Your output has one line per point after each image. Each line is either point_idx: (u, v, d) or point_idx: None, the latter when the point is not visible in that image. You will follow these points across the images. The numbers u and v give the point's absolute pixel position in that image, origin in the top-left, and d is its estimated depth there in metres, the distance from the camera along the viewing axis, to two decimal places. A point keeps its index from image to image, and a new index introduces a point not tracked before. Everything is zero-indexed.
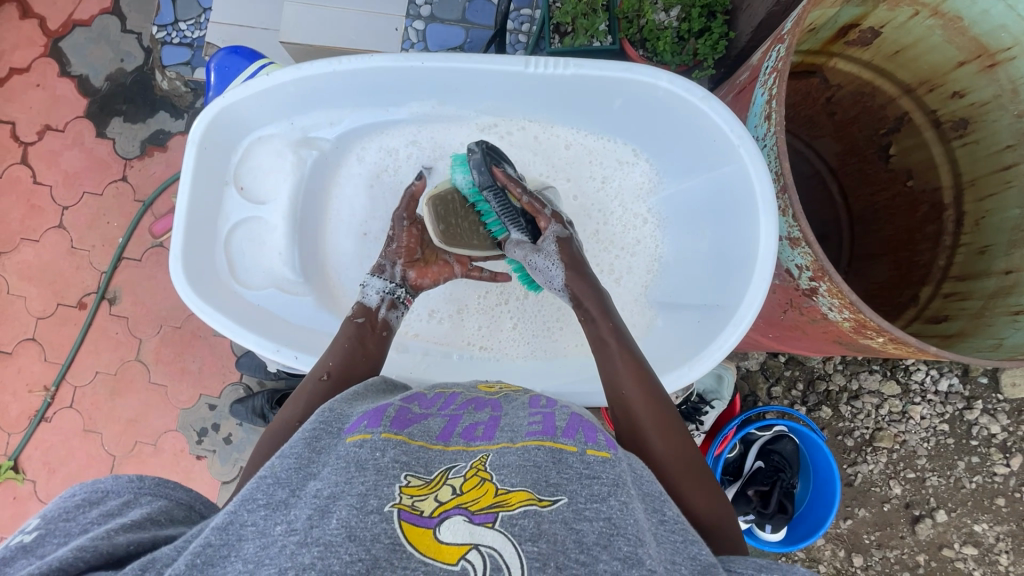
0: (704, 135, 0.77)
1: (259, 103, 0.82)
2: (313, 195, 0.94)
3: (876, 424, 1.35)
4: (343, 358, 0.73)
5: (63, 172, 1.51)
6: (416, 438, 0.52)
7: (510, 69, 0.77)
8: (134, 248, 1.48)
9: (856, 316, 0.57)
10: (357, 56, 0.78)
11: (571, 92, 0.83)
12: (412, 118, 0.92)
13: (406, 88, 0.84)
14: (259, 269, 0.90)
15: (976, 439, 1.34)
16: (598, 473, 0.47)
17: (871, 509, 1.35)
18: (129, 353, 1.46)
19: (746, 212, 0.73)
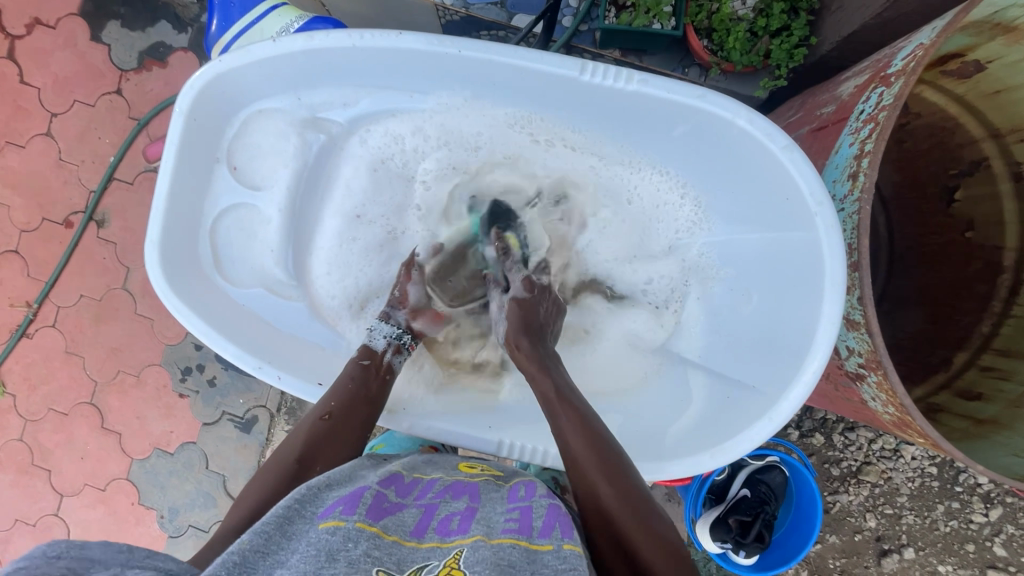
0: (773, 189, 0.72)
1: (263, 74, 0.78)
2: (314, 184, 0.89)
3: (865, 458, 1.34)
4: (345, 401, 0.74)
5: (53, 75, 1.39)
6: (390, 531, 0.52)
7: (562, 73, 0.73)
8: (126, 170, 1.38)
9: (901, 414, 0.58)
10: (382, 33, 0.74)
11: (625, 109, 0.78)
12: (438, 109, 0.86)
13: (437, 75, 0.80)
14: (250, 266, 0.87)
15: (960, 485, 1.33)
16: (574, 564, 0.47)
17: (842, 536, 1.36)
18: (116, 280, 1.40)
19: (809, 287, 0.69)
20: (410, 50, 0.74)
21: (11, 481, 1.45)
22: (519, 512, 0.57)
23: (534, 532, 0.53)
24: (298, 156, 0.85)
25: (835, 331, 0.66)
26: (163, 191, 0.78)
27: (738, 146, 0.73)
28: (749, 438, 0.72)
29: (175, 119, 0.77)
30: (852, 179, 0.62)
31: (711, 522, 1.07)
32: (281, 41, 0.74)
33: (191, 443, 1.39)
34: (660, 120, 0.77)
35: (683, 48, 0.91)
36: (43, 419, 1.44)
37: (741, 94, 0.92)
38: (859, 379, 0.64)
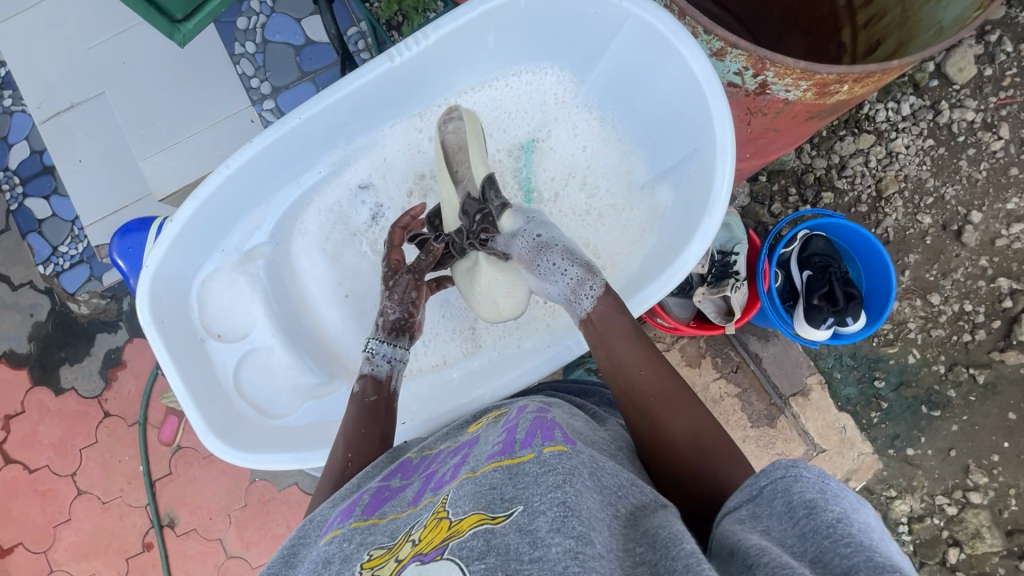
0: (588, 16, 0.88)
1: (189, 248, 0.90)
2: (283, 296, 1.01)
3: (875, 178, 1.37)
4: (359, 448, 0.82)
5: (50, 445, 1.45)
6: (387, 514, 0.66)
7: (380, 69, 0.87)
8: (159, 465, 1.43)
9: (813, 79, 0.71)
10: (244, 147, 0.87)
11: (452, 55, 0.92)
12: (332, 170, 1.01)
13: (310, 147, 0.94)
14: (283, 394, 0.98)
15: (960, 136, 1.37)
16: (553, 465, 0.56)
17: (919, 249, 1.36)
18: (219, 556, 1.42)
19: (664, 50, 0.84)
20: (275, 142, 0.88)
21: None
22: (504, 434, 0.69)
23: (518, 446, 0.64)
24: (255, 286, 0.98)
25: (705, 61, 0.80)
26: (181, 389, 0.87)
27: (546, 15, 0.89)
28: (720, 180, 0.82)
29: (149, 332, 0.87)
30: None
31: (807, 316, 1.06)
32: (177, 216, 0.87)
33: None
34: (473, 43, 0.92)
35: None
36: None
37: None
38: (765, 86, 0.76)
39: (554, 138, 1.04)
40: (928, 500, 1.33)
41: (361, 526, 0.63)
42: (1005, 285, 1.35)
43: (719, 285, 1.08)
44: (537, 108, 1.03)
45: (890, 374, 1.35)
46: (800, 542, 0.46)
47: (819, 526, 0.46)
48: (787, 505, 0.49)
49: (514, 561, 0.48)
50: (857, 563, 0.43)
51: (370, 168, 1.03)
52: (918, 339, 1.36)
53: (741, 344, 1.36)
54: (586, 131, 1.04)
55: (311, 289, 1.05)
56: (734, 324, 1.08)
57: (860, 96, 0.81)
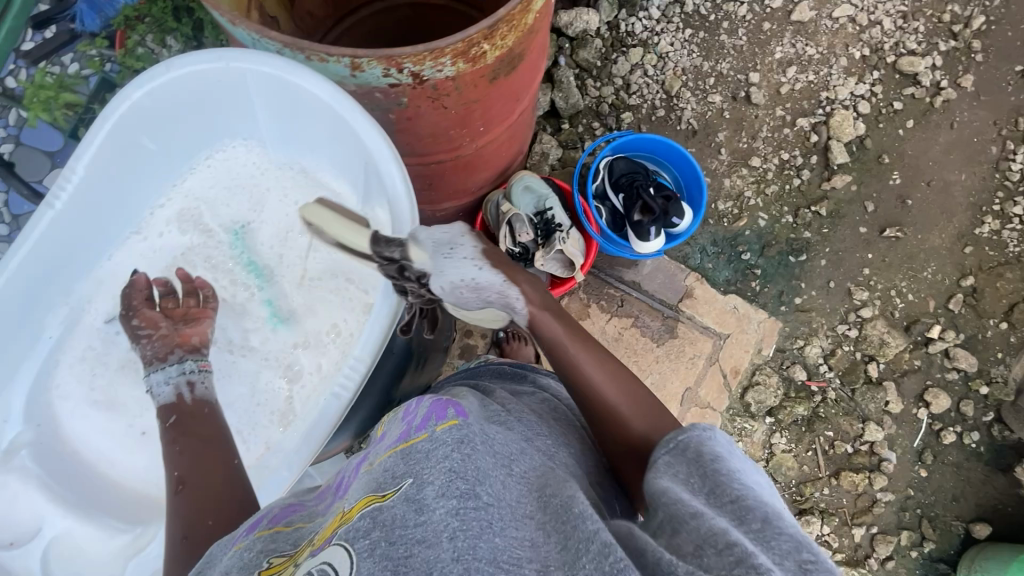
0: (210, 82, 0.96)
1: None
2: (65, 475, 1.02)
3: (658, 82, 1.45)
4: (187, 463, 0.81)
5: None
6: (293, 522, 0.64)
7: (46, 218, 0.94)
8: None
9: (447, 53, 0.59)
10: None
11: (112, 172, 1.00)
12: (67, 325, 1.06)
13: (32, 312, 1.00)
14: (114, 556, 0.96)
15: (710, 16, 1.48)
16: (448, 439, 0.60)
17: (723, 126, 1.46)
18: None
19: (273, 92, 0.92)
20: None
21: None
22: (401, 426, 0.69)
23: (414, 431, 0.65)
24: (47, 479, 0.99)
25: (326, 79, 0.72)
26: None
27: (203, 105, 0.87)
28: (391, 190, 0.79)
29: None
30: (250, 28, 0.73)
31: (639, 232, 1.11)
32: None
33: None
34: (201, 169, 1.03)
35: None
36: None
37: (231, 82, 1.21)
38: (419, 76, 0.61)
39: (264, 214, 1.13)
40: (833, 334, 1.42)
41: (262, 535, 0.61)
42: (805, 124, 1.46)
43: (549, 245, 1.10)
44: (233, 190, 1.13)
45: (751, 243, 1.44)
46: (702, 479, 0.57)
47: (720, 468, 0.56)
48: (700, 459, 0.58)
49: (399, 526, 0.52)
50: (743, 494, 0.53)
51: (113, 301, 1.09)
52: (760, 202, 1.45)
53: (616, 279, 1.41)
54: (287, 186, 1.12)
55: (91, 453, 1.05)
56: (580, 271, 1.13)
57: (537, 26, 0.69)
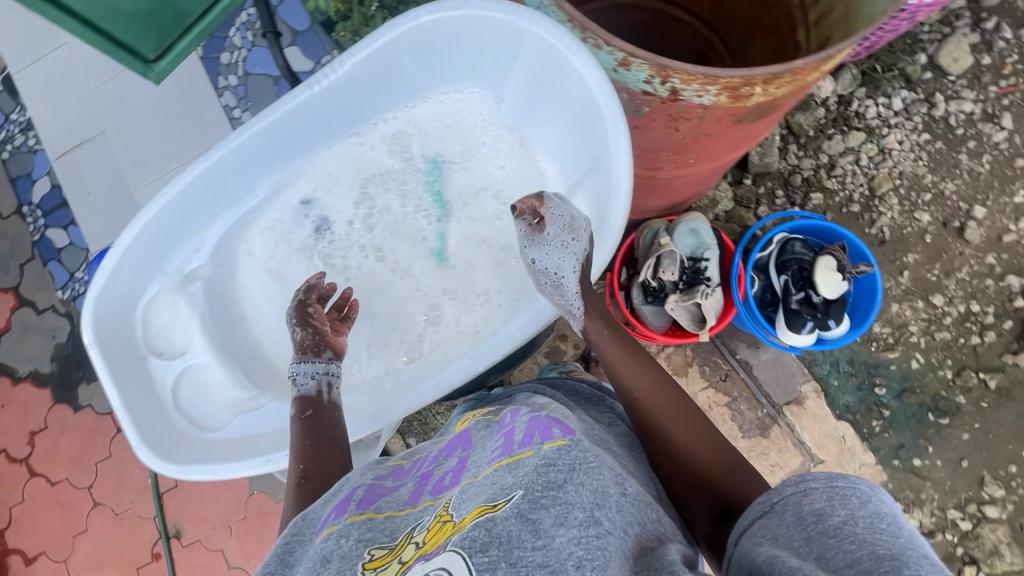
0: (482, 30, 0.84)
1: (122, 276, 0.86)
2: (221, 318, 0.95)
3: (867, 176, 1.32)
4: (312, 455, 0.76)
5: (69, 459, 1.54)
6: (383, 509, 0.65)
7: (297, 99, 0.85)
8: (165, 479, 1.49)
9: (719, 83, 0.56)
10: (173, 178, 0.85)
11: (354, 90, 0.90)
12: (271, 192, 0.98)
13: (248, 169, 0.92)
14: (217, 409, 0.91)
15: (958, 129, 1.31)
16: (553, 461, 0.60)
17: (918, 248, 1.30)
18: (221, 567, 1.46)
19: (555, 63, 0.78)
20: (195, 175, 0.86)
21: None
22: (500, 438, 0.69)
23: (517, 446, 0.66)
24: (194, 308, 0.92)
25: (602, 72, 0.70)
26: (119, 405, 0.82)
27: (439, 33, 0.85)
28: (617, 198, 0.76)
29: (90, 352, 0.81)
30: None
31: (788, 322, 1.02)
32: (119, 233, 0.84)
33: None
34: (391, 68, 0.89)
35: None
36: None
37: None
38: (676, 93, 0.60)
39: (466, 160, 1.03)
40: (939, 515, 1.25)
41: (357, 521, 0.62)
42: (1015, 283, 1.27)
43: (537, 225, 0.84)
44: (458, 110, 1.00)
45: (892, 381, 1.29)
46: (808, 543, 0.50)
47: (831, 530, 0.50)
48: (797, 514, 0.52)
49: (517, 547, 0.51)
50: (862, 557, 0.46)
51: (319, 183, 1.00)
52: (922, 342, 1.29)
53: (729, 352, 1.33)
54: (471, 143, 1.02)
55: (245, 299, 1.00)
56: (709, 332, 1.06)
57: (809, 84, 0.64)
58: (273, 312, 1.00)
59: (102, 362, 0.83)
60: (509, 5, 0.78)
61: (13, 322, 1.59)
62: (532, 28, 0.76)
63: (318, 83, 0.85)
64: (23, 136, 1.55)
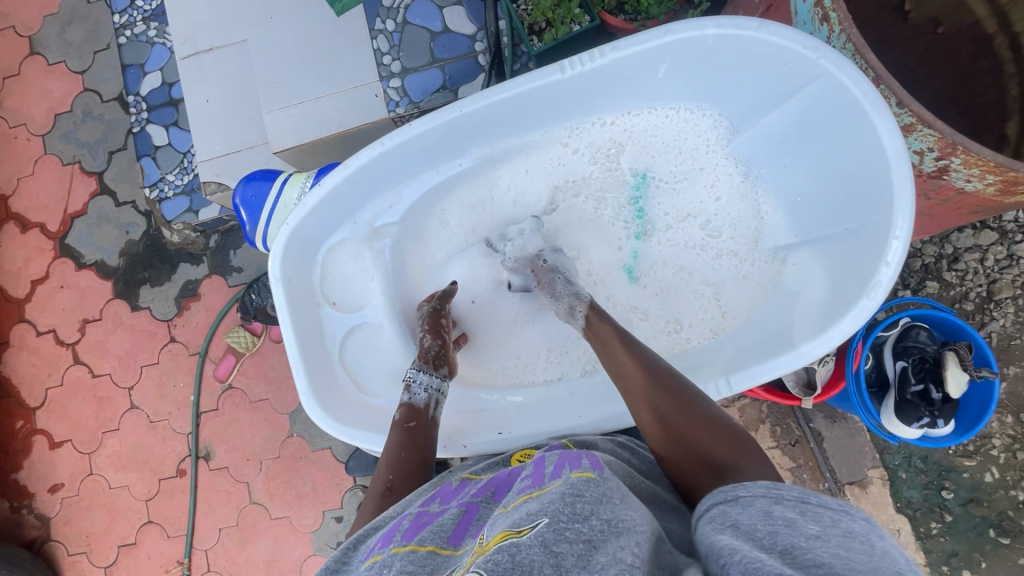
0: (764, 60, 0.84)
1: (320, 219, 0.90)
2: (399, 282, 0.98)
3: (988, 278, 1.28)
4: (402, 471, 0.78)
5: (116, 356, 1.53)
6: (428, 543, 0.61)
7: (549, 79, 0.85)
8: (208, 399, 1.48)
9: (1003, 175, 0.68)
10: (397, 131, 0.86)
11: (605, 80, 0.89)
12: (477, 162, 0.98)
13: (461, 140, 0.92)
14: (381, 374, 0.94)
15: None
16: (582, 491, 0.56)
17: (1021, 363, 1.27)
18: (243, 499, 1.46)
19: (848, 115, 0.79)
20: (429, 131, 0.87)
21: None
22: (533, 468, 0.68)
23: (546, 478, 0.63)
24: (378, 264, 0.96)
25: (898, 134, 0.74)
26: (294, 345, 0.87)
27: (715, 50, 0.85)
28: (890, 263, 0.76)
29: (275, 287, 0.88)
30: (825, 20, 0.77)
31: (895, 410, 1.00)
32: (326, 181, 0.87)
33: None
34: (645, 71, 0.89)
35: (605, 30, 1.08)
36: None
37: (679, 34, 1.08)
38: (944, 171, 0.74)
39: (681, 184, 1.01)
40: None
41: (399, 550, 0.59)
42: None
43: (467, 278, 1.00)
44: (688, 134, 0.99)
45: (961, 488, 1.26)
46: (771, 538, 0.50)
47: (796, 534, 0.50)
48: (763, 512, 0.53)
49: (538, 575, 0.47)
50: (829, 561, 0.46)
51: (524, 171, 1.01)
52: (1001, 458, 1.26)
53: (803, 418, 1.30)
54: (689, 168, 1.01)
55: (424, 270, 1.02)
56: (812, 399, 1.03)
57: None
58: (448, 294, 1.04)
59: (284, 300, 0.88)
60: (815, 43, 0.77)
61: (90, 207, 1.56)
62: (836, 75, 0.77)
63: (575, 67, 0.85)
64: (144, 24, 1.51)
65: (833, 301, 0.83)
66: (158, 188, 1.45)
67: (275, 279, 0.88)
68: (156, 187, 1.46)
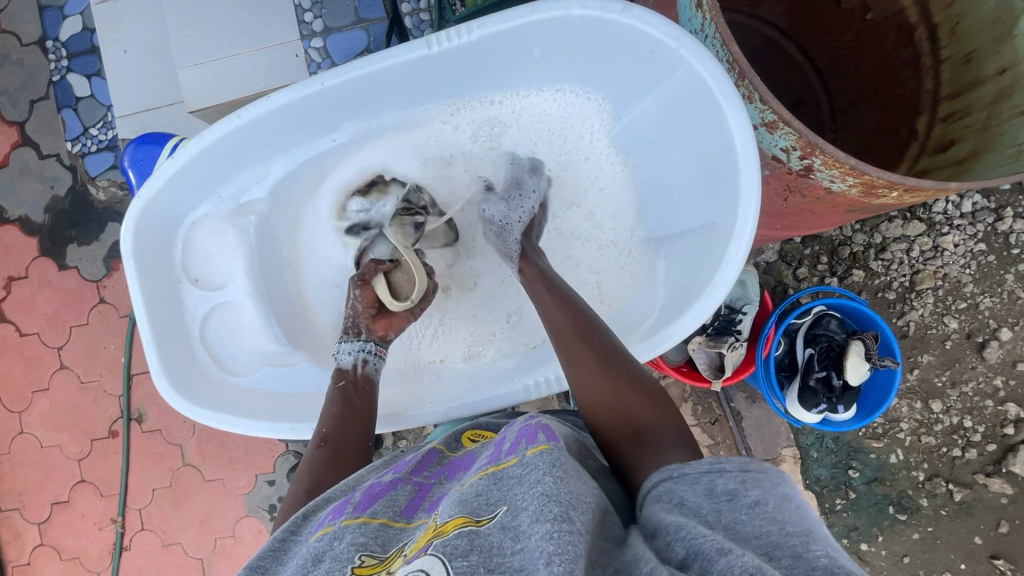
0: (637, 45, 0.81)
1: (173, 193, 0.86)
2: (268, 261, 0.98)
3: (913, 268, 1.31)
4: (337, 423, 0.79)
5: (44, 315, 1.50)
6: (381, 516, 0.57)
7: (414, 54, 0.81)
8: (139, 362, 1.47)
9: (861, 178, 0.62)
10: (252, 104, 0.82)
11: (478, 58, 0.86)
12: (351, 140, 0.96)
13: (328, 116, 0.89)
14: (244, 354, 0.96)
15: (1017, 248, 1.28)
16: (534, 465, 0.53)
17: (934, 351, 1.32)
18: (176, 460, 1.47)
19: (708, 109, 0.78)
20: (281, 105, 0.82)
21: None
22: (493, 446, 0.64)
23: (505, 453, 0.59)
24: (243, 242, 0.94)
25: (751, 134, 0.72)
26: (144, 320, 0.85)
27: (585, 31, 0.82)
28: (730, 264, 0.77)
29: (126, 262, 0.84)
30: (701, 7, 0.70)
31: (799, 395, 1.03)
32: (176, 154, 0.83)
33: None
34: (520, 48, 0.86)
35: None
36: None
37: None
38: (810, 170, 0.68)
39: (558, 170, 1.01)
40: None
41: (348, 522, 0.55)
42: (1013, 411, 1.29)
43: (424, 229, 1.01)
44: (573, 119, 0.99)
45: (867, 467, 1.32)
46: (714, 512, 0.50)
47: (739, 502, 0.50)
48: (710, 487, 0.52)
49: (497, 555, 0.46)
50: (770, 533, 0.47)
51: (405, 152, 1.00)
52: (907, 440, 1.32)
53: (725, 398, 1.34)
54: (576, 156, 1.01)
55: (301, 252, 1.03)
56: (721, 382, 1.06)
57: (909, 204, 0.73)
58: (322, 273, 1.04)
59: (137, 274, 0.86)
60: (678, 31, 0.75)
61: (11, 159, 1.49)
62: (696, 66, 0.75)
63: (440, 43, 0.81)
64: None
65: (682, 291, 0.86)
66: (80, 142, 1.41)
67: (125, 256, 0.85)
68: (78, 141, 1.42)
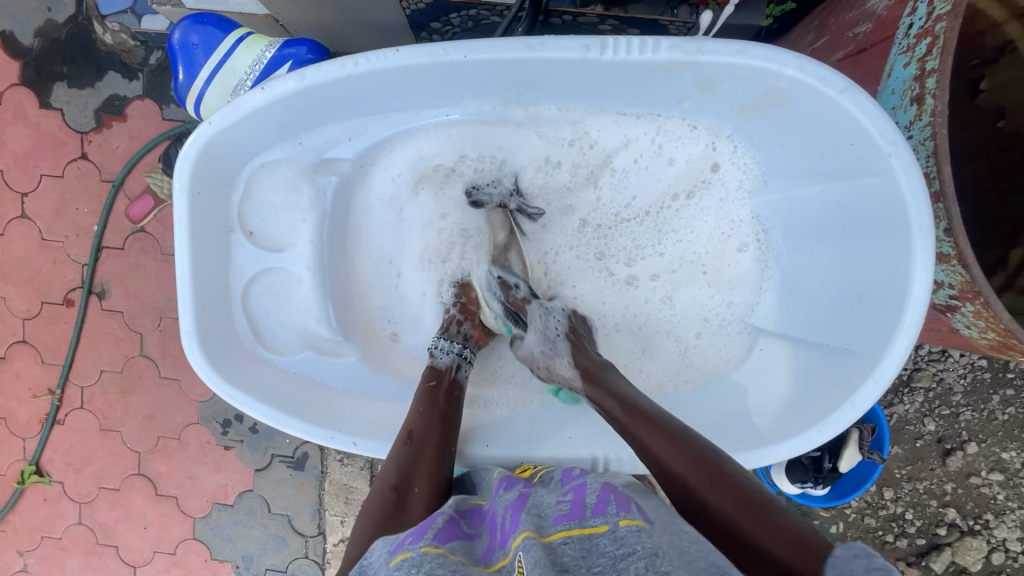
0: (834, 129, 0.76)
1: (257, 127, 0.80)
2: (335, 228, 0.92)
3: (915, 365, 1.34)
4: (423, 422, 0.79)
5: (12, 153, 1.32)
6: (459, 554, 0.57)
7: (583, 55, 0.74)
8: (113, 236, 1.33)
9: (1003, 338, 0.68)
10: (375, 53, 0.74)
11: (641, 78, 0.80)
12: (465, 119, 0.89)
13: (459, 86, 0.82)
14: (288, 332, 0.91)
15: (1013, 373, 1.33)
16: (631, 546, 0.51)
17: (905, 445, 1.37)
18: (132, 348, 1.37)
19: (893, 231, 0.74)
20: (412, 63, 0.75)
21: (82, 563, 1.45)
22: (570, 494, 0.64)
23: (587, 514, 0.59)
24: (314, 204, 0.89)
25: (930, 276, 0.71)
26: (185, 271, 0.80)
27: (789, 92, 0.76)
28: (855, 405, 0.77)
29: (178, 196, 0.78)
30: (917, 102, 0.68)
31: (786, 466, 1.07)
32: (271, 87, 0.76)
33: (248, 490, 1.38)
34: (695, 82, 0.79)
35: None
36: (95, 499, 1.42)
37: (747, 27, 0.94)
38: (951, 309, 0.74)
39: (683, 218, 0.95)
40: None
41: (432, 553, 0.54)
42: (950, 515, 1.38)
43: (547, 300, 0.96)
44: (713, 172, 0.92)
45: None
46: None
47: None
48: None
49: None
50: None
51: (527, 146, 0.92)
52: (850, 516, 1.39)
53: None
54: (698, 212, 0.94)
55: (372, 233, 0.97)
56: None
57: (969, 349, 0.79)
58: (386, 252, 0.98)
59: (187, 215, 0.79)
60: (895, 134, 0.69)
61: None
62: (899, 177, 0.70)
63: (613, 51, 0.74)
64: None
65: (790, 407, 0.85)
66: None
67: (179, 189, 0.78)
68: None
